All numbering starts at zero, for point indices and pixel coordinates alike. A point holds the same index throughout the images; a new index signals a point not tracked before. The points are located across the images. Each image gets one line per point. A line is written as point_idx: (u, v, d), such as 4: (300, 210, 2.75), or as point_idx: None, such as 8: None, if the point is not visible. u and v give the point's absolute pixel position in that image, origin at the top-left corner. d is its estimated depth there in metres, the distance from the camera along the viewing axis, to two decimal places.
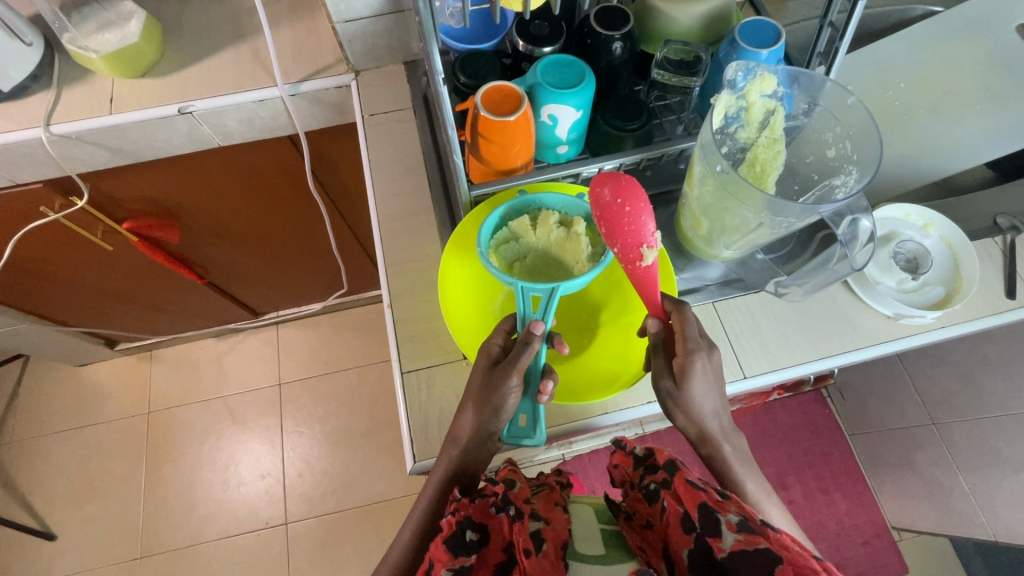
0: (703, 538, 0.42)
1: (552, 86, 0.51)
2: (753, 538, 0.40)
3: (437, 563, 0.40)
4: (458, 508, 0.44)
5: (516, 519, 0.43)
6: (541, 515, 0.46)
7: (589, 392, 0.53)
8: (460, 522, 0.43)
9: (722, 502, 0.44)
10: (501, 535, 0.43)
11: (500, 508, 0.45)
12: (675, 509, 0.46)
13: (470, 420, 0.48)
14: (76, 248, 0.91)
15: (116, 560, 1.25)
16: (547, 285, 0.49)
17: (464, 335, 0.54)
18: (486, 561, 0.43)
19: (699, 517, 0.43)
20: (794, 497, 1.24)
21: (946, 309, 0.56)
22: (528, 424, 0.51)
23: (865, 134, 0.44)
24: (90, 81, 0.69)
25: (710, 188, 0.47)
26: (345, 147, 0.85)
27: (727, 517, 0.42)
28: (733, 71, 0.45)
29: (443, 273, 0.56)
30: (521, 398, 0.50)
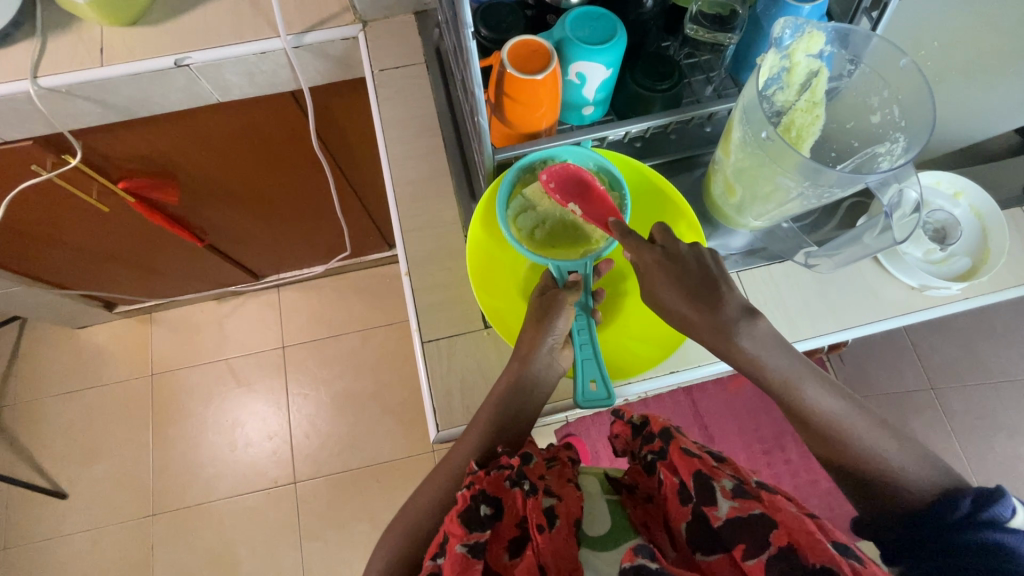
0: (699, 508, 0.44)
1: (582, 41, 0.48)
2: (746, 504, 0.42)
3: (451, 537, 0.42)
4: (474, 482, 0.46)
5: (530, 494, 0.45)
6: (553, 492, 0.47)
7: (637, 366, 0.52)
8: (474, 496, 0.44)
9: (715, 469, 0.46)
10: (514, 511, 0.44)
11: (514, 482, 0.46)
12: (671, 480, 0.48)
13: (528, 338, 0.50)
14: (70, 209, 0.87)
15: (128, 517, 1.27)
16: (581, 260, 0.51)
17: (495, 309, 0.53)
18: (500, 535, 0.44)
19: (695, 486, 0.45)
20: (789, 458, 1.23)
21: (971, 281, 0.55)
22: (602, 387, 0.48)
23: (915, 98, 0.42)
24: (76, 28, 0.64)
25: (751, 153, 0.45)
26: (350, 104, 0.81)
27: (721, 483, 0.44)
28: (780, 28, 0.42)
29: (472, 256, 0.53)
30: (589, 360, 0.49)
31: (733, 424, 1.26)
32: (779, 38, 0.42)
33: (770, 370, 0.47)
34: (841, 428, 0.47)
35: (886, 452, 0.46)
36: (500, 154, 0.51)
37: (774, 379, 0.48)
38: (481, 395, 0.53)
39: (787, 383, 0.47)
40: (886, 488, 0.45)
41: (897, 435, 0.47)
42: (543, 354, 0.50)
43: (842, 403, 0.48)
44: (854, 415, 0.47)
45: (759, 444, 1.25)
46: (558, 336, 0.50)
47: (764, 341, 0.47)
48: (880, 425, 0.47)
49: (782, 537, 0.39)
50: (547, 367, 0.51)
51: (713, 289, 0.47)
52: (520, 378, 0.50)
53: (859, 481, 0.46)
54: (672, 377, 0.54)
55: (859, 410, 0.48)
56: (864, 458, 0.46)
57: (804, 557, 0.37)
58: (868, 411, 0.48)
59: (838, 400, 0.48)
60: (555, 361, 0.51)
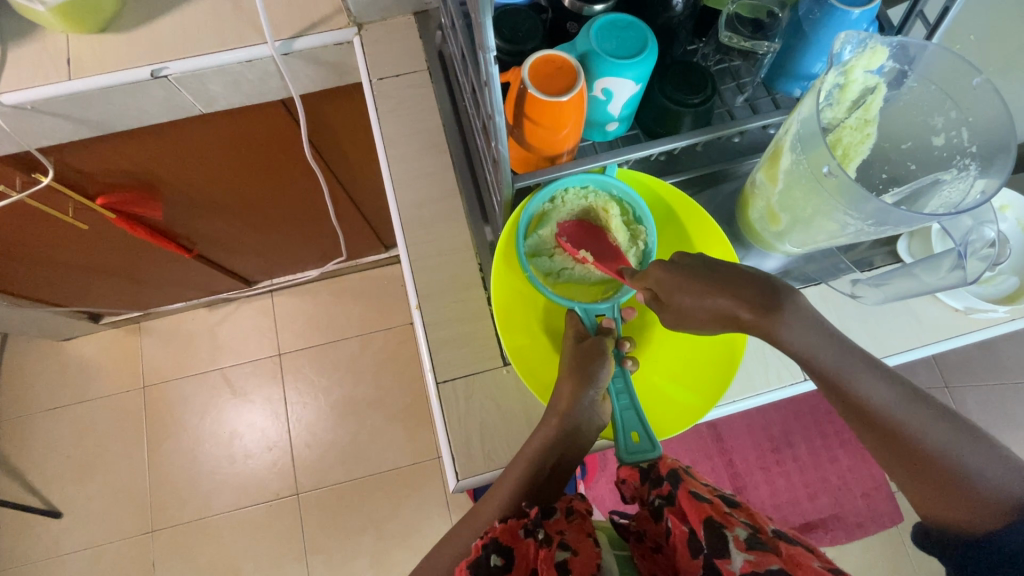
0: (712, 560, 0.45)
1: (609, 55, 0.43)
2: (762, 558, 0.43)
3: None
4: (489, 530, 0.45)
5: (543, 544, 0.45)
6: (569, 545, 0.47)
7: (684, 409, 0.48)
8: (486, 546, 0.43)
9: (727, 517, 0.47)
10: (527, 560, 0.44)
11: (529, 531, 0.45)
12: (680, 529, 0.48)
13: (568, 393, 0.45)
14: (45, 227, 0.82)
15: (126, 535, 1.24)
16: (606, 304, 0.49)
17: (522, 358, 0.49)
18: None
19: (706, 535, 0.46)
20: (799, 454, 1.19)
21: (1021, 302, 0.52)
22: (645, 438, 0.46)
23: (992, 122, 0.38)
24: (39, 36, 0.58)
25: (806, 185, 0.41)
26: (344, 110, 0.75)
27: (734, 533, 0.45)
28: (841, 42, 0.38)
29: (495, 310, 0.49)
30: (628, 412, 0.47)
31: (743, 421, 1.21)
32: (839, 55, 0.38)
33: (815, 360, 0.40)
34: (897, 427, 0.39)
35: (957, 454, 0.37)
36: (520, 182, 0.45)
37: (819, 368, 0.40)
38: (503, 440, 0.50)
39: (838, 372, 0.40)
40: (957, 497, 0.37)
41: (970, 433, 0.38)
42: (585, 407, 0.46)
43: (901, 394, 0.39)
44: (915, 409, 0.39)
45: (768, 442, 1.20)
46: (600, 388, 0.46)
47: (808, 333, 0.40)
48: (947, 420, 0.38)
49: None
50: (590, 419, 0.47)
51: (747, 287, 0.41)
52: (552, 427, 0.46)
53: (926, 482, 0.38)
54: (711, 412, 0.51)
55: (921, 403, 0.39)
56: (930, 460, 0.38)
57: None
58: (931, 402, 0.39)
59: (895, 392, 0.39)
60: (598, 412, 0.47)
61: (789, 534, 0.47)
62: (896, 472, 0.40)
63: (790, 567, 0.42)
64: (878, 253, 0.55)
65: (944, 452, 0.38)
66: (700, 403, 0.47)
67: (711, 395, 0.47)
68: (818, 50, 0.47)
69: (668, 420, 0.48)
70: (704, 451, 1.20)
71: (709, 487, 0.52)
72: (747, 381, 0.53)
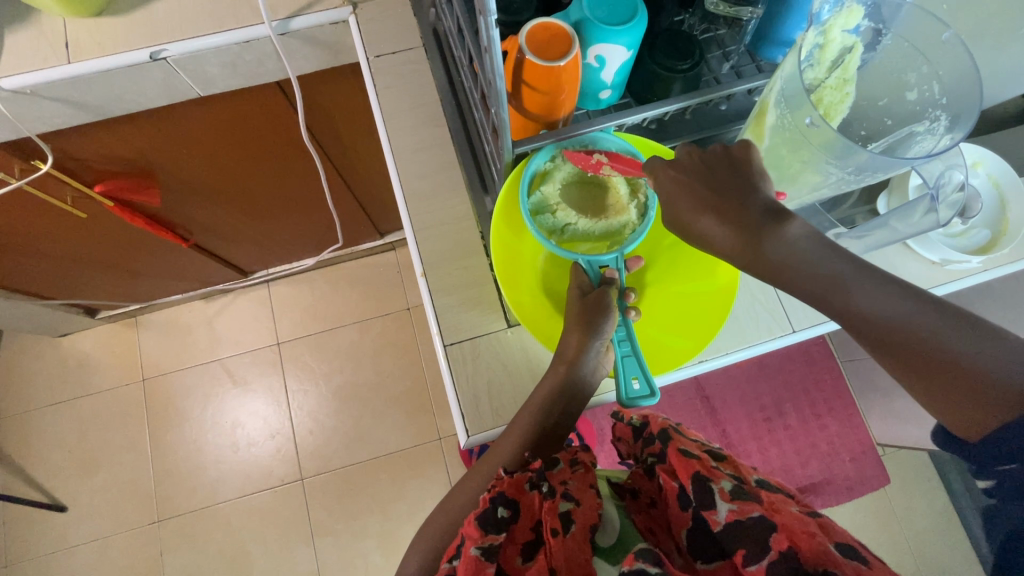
0: (699, 511, 0.47)
1: (601, 22, 0.45)
2: (744, 506, 0.45)
3: (468, 539, 0.44)
4: (495, 485, 0.47)
5: (548, 497, 0.47)
6: (572, 496, 0.48)
7: (678, 355, 0.50)
8: (492, 499, 0.46)
9: (714, 471, 0.49)
10: (530, 513, 0.46)
11: (534, 485, 0.47)
12: (671, 484, 0.51)
13: (575, 342, 0.48)
14: (44, 217, 0.82)
15: (133, 525, 1.25)
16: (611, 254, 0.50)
17: (525, 315, 0.51)
18: (515, 538, 0.45)
19: (694, 489, 0.49)
20: (789, 423, 1.22)
21: (992, 252, 0.55)
22: (644, 383, 0.47)
23: (960, 73, 0.40)
24: (35, 21, 0.58)
25: (791, 138, 0.43)
26: (339, 92, 0.76)
27: (720, 486, 0.47)
28: (819, 2, 0.40)
29: (496, 267, 0.51)
30: (632, 355, 0.49)
31: (734, 393, 1.24)
32: (818, 15, 0.41)
33: (800, 273, 0.41)
34: (890, 322, 0.39)
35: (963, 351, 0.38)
36: (519, 147, 0.47)
37: (812, 289, 0.41)
38: (509, 399, 0.52)
39: (832, 288, 0.41)
40: (954, 390, 0.38)
41: (971, 325, 0.38)
42: (590, 357, 0.49)
43: (906, 300, 0.39)
44: (923, 314, 0.39)
45: (761, 412, 1.23)
46: (604, 339, 0.49)
47: (804, 248, 0.41)
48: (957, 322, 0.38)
49: (783, 541, 0.41)
50: (593, 370, 0.50)
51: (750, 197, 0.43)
52: (559, 379, 0.49)
53: (929, 377, 0.38)
54: (704, 365, 0.54)
55: (928, 306, 0.39)
56: (939, 363, 0.38)
57: (804, 557, 0.40)
58: (940, 304, 0.39)
59: (897, 299, 0.39)
60: (602, 362, 0.50)
61: (771, 485, 0.49)
62: (909, 380, 0.40)
63: (769, 513, 0.44)
64: (860, 212, 0.58)
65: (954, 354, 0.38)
66: (693, 347, 0.50)
67: (702, 341, 0.50)
68: (798, 15, 0.49)
69: (665, 360, 0.50)
70: (699, 422, 1.23)
71: (698, 443, 0.55)
72: (739, 336, 0.55)
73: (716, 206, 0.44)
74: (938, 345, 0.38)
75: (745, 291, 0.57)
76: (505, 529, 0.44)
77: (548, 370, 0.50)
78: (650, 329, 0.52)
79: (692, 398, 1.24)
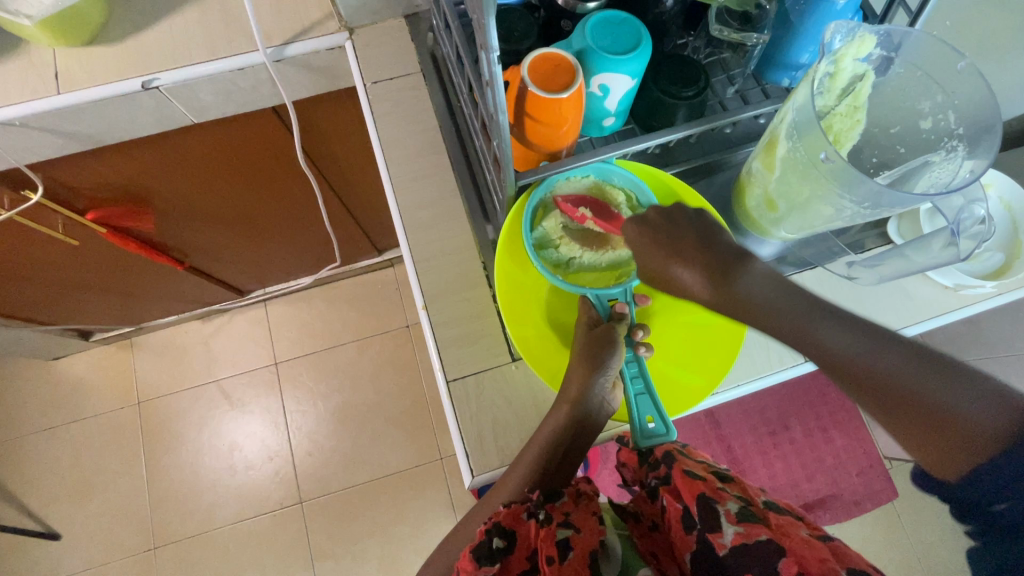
0: (704, 534, 0.46)
1: (604, 51, 0.44)
2: (751, 530, 0.44)
3: (462, 572, 0.43)
4: (492, 516, 0.47)
5: (544, 525, 0.46)
6: (572, 524, 0.47)
7: (690, 389, 0.49)
8: (487, 530, 0.45)
9: (719, 492, 0.47)
10: (527, 542, 0.45)
11: (530, 514, 0.46)
12: (675, 506, 0.49)
13: (579, 379, 0.47)
14: (36, 245, 0.80)
15: (128, 553, 1.22)
16: (619, 287, 0.49)
17: (530, 350, 0.50)
18: (510, 569, 0.43)
19: (698, 511, 0.47)
20: (795, 438, 1.21)
21: (1006, 277, 0.53)
22: (660, 422, 0.46)
23: (977, 104, 0.39)
24: (24, 52, 0.57)
25: (804, 171, 0.42)
26: (335, 115, 0.75)
27: (726, 508, 0.46)
28: (831, 32, 0.39)
29: (500, 303, 0.49)
30: (644, 393, 0.48)
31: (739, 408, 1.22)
32: (830, 44, 0.39)
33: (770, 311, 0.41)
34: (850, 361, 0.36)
35: (932, 392, 0.33)
36: (522, 179, 0.46)
37: (775, 330, 0.41)
38: (515, 436, 0.51)
39: (793, 330, 0.39)
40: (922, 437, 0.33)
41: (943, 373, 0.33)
42: (595, 393, 0.47)
43: (866, 338, 0.36)
44: (887, 352, 0.35)
45: (765, 426, 1.22)
46: (611, 373, 0.47)
47: (767, 290, 0.42)
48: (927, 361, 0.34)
49: (791, 565, 0.39)
50: (599, 407, 0.49)
51: (715, 243, 0.46)
52: (567, 416, 0.47)
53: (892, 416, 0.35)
54: (714, 397, 0.52)
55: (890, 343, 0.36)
56: (909, 405, 0.34)
57: None
58: (906, 343, 0.35)
59: (858, 337, 0.37)
60: (610, 399, 0.49)
61: (780, 506, 0.47)
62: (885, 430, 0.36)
63: (778, 536, 0.42)
64: (869, 236, 0.57)
65: (924, 394, 0.33)
66: (704, 383, 0.48)
67: (715, 376, 0.48)
68: (805, 40, 0.48)
69: (677, 397, 0.49)
70: (703, 438, 1.21)
71: (704, 464, 0.52)
72: (749, 366, 0.54)
73: (682, 253, 0.46)
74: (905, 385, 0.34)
75: None
76: (499, 560, 0.43)
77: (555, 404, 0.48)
78: (660, 363, 0.50)
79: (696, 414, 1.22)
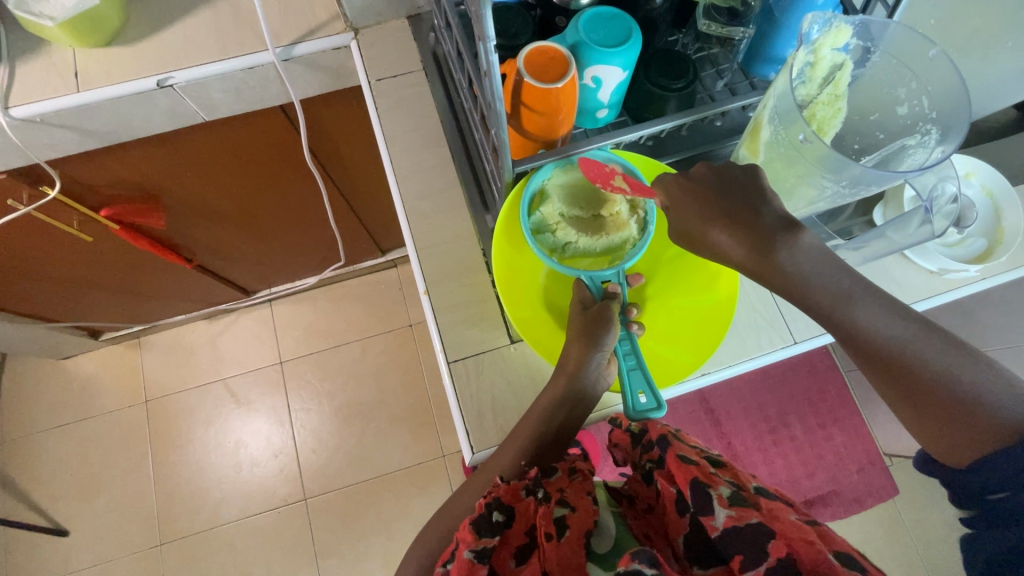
0: (697, 516, 0.47)
1: (597, 44, 0.46)
2: (742, 513, 0.45)
3: (461, 542, 0.43)
4: (491, 490, 0.47)
5: (543, 502, 0.48)
6: (568, 502, 0.49)
7: (681, 365, 0.50)
8: (487, 503, 0.45)
9: (712, 476, 0.49)
10: (526, 517, 0.46)
11: (530, 491, 0.47)
12: (669, 490, 0.50)
13: (575, 354, 0.49)
14: (51, 241, 0.83)
15: (135, 549, 1.24)
16: (612, 270, 0.51)
17: (529, 331, 0.52)
18: (509, 542, 0.45)
19: (692, 494, 0.48)
20: (795, 434, 1.21)
21: (989, 262, 0.55)
22: (651, 396, 0.48)
23: (948, 88, 0.41)
24: (46, 52, 0.60)
25: (786, 154, 0.44)
26: (341, 114, 0.78)
27: (718, 491, 0.47)
28: (809, 22, 0.42)
29: (499, 285, 0.51)
30: (637, 368, 0.49)
31: (738, 404, 1.23)
32: (808, 34, 0.42)
33: (810, 284, 0.43)
34: (886, 341, 0.40)
35: (963, 377, 0.39)
36: (519, 166, 0.48)
37: (813, 305, 0.43)
38: (515, 415, 0.53)
39: (834, 303, 0.42)
40: (943, 425, 0.39)
41: (969, 355, 0.39)
42: (590, 368, 0.49)
43: (896, 317, 0.41)
44: (921, 334, 0.40)
45: (765, 422, 1.22)
46: (606, 350, 0.49)
47: (808, 262, 0.43)
48: (957, 351, 0.40)
49: (781, 548, 0.41)
50: (594, 383, 0.50)
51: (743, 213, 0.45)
52: (564, 391, 0.49)
53: (922, 399, 0.39)
54: (707, 376, 0.54)
55: (923, 329, 0.40)
56: (939, 388, 0.39)
57: (801, 564, 0.40)
58: (928, 325, 0.40)
59: (901, 322, 0.41)
60: (604, 374, 0.50)
61: (769, 491, 0.48)
62: (904, 411, 0.41)
63: (768, 520, 0.44)
64: (857, 223, 0.58)
65: (956, 379, 0.39)
66: (695, 360, 0.50)
67: (703, 353, 0.50)
68: (789, 34, 0.51)
69: (667, 374, 0.50)
70: (703, 435, 1.22)
71: (697, 449, 0.53)
72: (741, 348, 0.56)
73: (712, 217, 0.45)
74: (938, 367, 0.39)
75: (745, 302, 0.57)
76: (499, 532, 0.44)
77: (552, 383, 0.50)
78: (651, 342, 0.52)
79: (696, 411, 1.23)
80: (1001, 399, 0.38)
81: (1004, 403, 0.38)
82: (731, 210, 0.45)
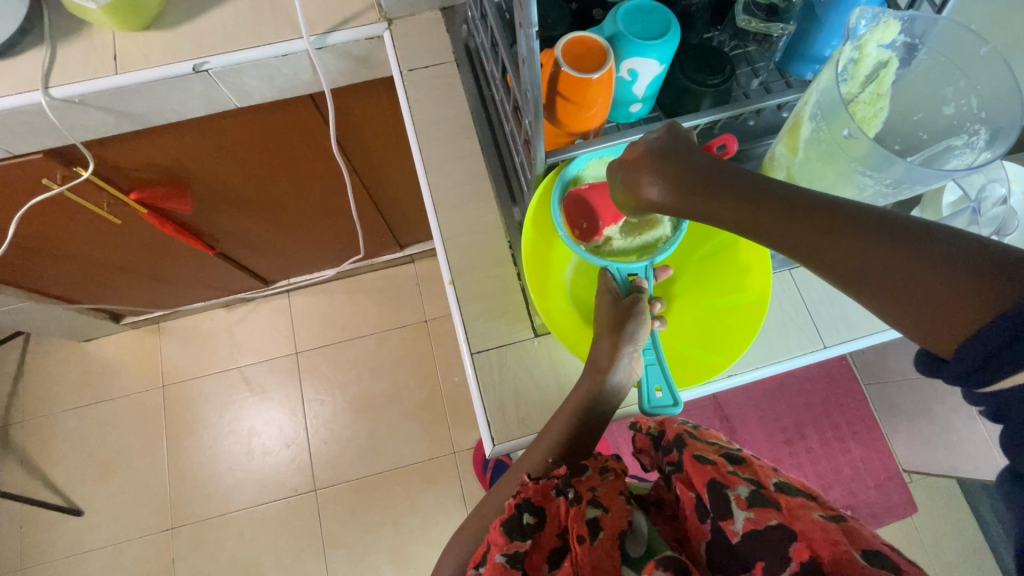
0: (716, 522, 0.45)
1: (635, 36, 0.46)
2: (762, 515, 0.43)
3: (494, 545, 0.43)
4: (519, 490, 0.47)
5: (574, 503, 0.46)
6: (599, 503, 0.47)
7: (706, 365, 0.49)
8: (517, 505, 0.46)
9: (730, 477, 0.47)
10: (556, 519, 0.46)
11: (560, 491, 0.46)
12: (689, 495, 0.49)
13: (607, 348, 0.49)
14: (81, 222, 0.85)
15: (148, 532, 1.25)
16: (642, 262, 0.50)
17: (557, 325, 0.52)
18: (541, 545, 0.44)
19: (710, 498, 0.46)
20: (812, 447, 1.19)
21: None
22: (667, 392, 0.48)
23: (999, 89, 0.41)
24: (87, 34, 0.61)
25: (827, 150, 0.43)
26: (369, 105, 0.78)
27: (737, 493, 0.45)
28: (857, 16, 0.41)
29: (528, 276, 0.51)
30: (658, 365, 0.49)
31: (755, 414, 1.20)
32: (855, 28, 0.41)
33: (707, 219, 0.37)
34: (812, 252, 0.34)
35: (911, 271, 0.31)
36: (551, 157, 0.48)
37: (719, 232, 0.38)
38: (538, 409, 0.52)
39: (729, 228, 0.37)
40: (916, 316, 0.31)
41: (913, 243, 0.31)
42: (622, 364, 0.48)
43: (813, 225, 0.34)
44: (854, 233, 0.33)
45: (781, 433, 1.20)
46: (635, 344, 0.48)
47: (696, 179, 0.37)
48: (893, 244, 0.32)
49: (803, 551, 0.38)
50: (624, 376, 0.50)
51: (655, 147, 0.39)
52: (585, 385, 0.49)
53: (876, 292, 0.32)
54: (732, 378, 0.54)
55: (857, 226, 0.33)
56: (889, 286, 0.32)
57: (826, 566, 0.37)
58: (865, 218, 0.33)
59: (818, 228, 0.33)
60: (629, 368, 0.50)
61: (792, 485, 0.46)
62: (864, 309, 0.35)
63: (789, 520, 0.41)
64: None
65: (894, 275, 0.32)
66: (721, 362, 0.49)
67: (731, 354, 0.49)
68: (830, 33, 0.50)
69: (688, 373, 0.50)
70: None
71: (716, 445, 0.52)
72: (768, 350, 0.55)
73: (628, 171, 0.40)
74: (877, 265, 0.32)
75: (775, 303, 0.56)
76: (530, 536, 0.44)
77: (579, 380, 0.50)
78: (676, 343, 0.52)
79: (711, 418, 1.21)
80: (959, 275, 0.30)
81: (954, 284, 0.30)
82: (639, 170, 0.39)
